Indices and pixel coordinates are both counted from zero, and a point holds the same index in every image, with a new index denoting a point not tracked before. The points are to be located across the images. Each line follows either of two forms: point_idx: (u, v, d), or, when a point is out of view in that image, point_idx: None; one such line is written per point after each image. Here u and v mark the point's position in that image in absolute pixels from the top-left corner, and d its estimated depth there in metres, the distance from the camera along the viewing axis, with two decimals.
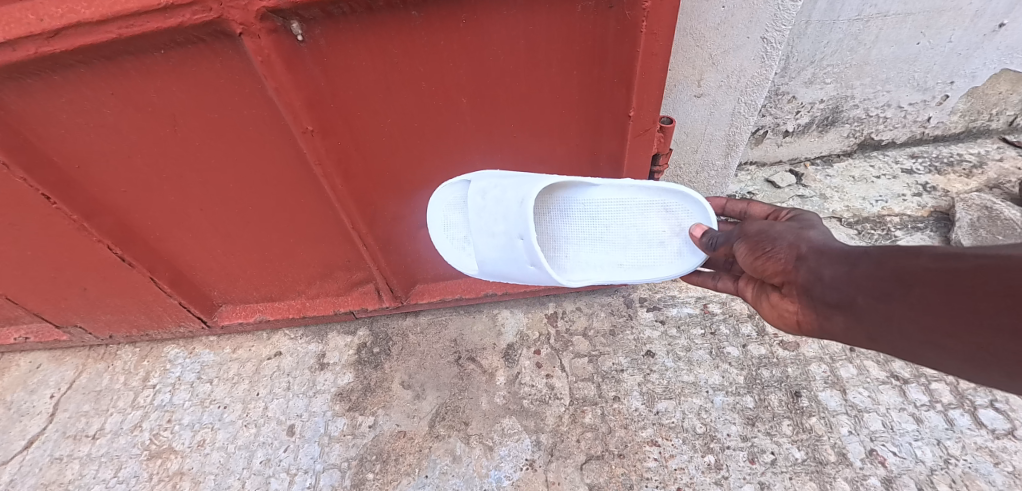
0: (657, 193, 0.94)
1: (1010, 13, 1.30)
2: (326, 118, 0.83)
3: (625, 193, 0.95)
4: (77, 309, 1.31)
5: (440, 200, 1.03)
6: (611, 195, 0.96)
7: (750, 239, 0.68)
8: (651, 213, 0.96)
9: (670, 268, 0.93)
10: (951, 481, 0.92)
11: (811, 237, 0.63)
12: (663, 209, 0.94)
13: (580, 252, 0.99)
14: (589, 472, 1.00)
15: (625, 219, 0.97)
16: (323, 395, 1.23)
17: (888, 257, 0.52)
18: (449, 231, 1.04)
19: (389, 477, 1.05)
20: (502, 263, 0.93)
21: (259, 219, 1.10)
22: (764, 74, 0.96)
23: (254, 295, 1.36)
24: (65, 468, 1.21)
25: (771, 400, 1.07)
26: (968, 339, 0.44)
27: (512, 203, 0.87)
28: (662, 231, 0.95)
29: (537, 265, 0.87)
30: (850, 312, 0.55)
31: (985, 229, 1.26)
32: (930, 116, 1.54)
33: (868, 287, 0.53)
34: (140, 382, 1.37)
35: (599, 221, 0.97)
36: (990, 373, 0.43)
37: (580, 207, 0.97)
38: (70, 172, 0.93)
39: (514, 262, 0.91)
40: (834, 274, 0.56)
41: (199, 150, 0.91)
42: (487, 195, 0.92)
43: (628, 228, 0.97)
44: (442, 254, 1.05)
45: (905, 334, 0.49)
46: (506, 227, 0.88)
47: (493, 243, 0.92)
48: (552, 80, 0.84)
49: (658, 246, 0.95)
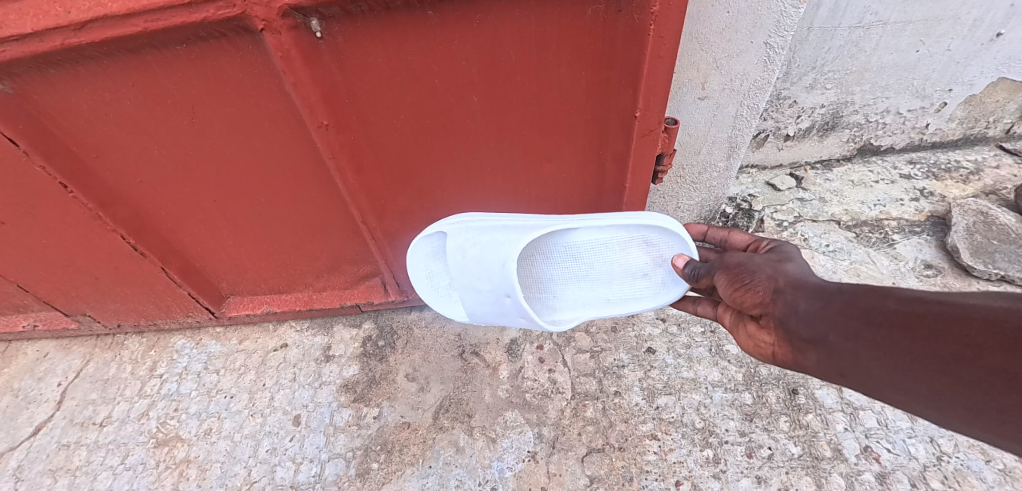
0: (637, 230, 0.97)
1: (1008, 23, 1.32)
2: (341, 113, 0.85)
3: (606, 233, 0.98)
4: (88, 297, 1.34)
5: (418, 253, 1.11)
6: (594, 235, 0.98)
7: (731, 270, 0.76)
8: (633, 247, 0.99)
9: (654, 300, 0.99)
10: (943, 478, 0.94)
11: (787, 270, 0.69)
12: (644, 244, 0.98)
13: (567, 291, 1.04)
14: (590, 464, 1.03)
15: (609, 256, 1.00)
16: (328, 386, 1.25)
17: (857, 297, 0.58)
18: (432, 279, 1.13)
19: (392, 467, 1.07)
20: (491, 314, 0.98)
21: (270, 212, 1.12)
22: (766, 78, 0.98)
23: (262, 287, 1.39)
24: (73, 455, 1.22)
25: (769, 397, 1.09)
26: (929, 383, 0.48)
27: (495, 265, 0.91)
28: (644, 264, 0.99)
29: (530, 318, 0.93)
30: (823, 347, 0.60)
31: (980, 234, 1.29)
32: (928, 123, 1.57)
33: (840, 326, 0.57)
34: (147, 371, 1.39)
35: (583, 260, 1.01)
36: (946, 415, 0.47)
37: (564, 250, 1.00)
38: (87, 161, 0.95)
39: (506, 315, 0.96)
40: (807, 307, 0.62)
41: (214, 141, 0.93)
42: (465, 252, 0.96)
43: (612, 264, 1.01)
44: (429, 302, 1.14)
45: (873, 374, 0.54)
46: (492, 287, 0.92)
47: (480, 299, 0.97)
48: (561, 80, 0.86)
49: (642, 278, 1.00)
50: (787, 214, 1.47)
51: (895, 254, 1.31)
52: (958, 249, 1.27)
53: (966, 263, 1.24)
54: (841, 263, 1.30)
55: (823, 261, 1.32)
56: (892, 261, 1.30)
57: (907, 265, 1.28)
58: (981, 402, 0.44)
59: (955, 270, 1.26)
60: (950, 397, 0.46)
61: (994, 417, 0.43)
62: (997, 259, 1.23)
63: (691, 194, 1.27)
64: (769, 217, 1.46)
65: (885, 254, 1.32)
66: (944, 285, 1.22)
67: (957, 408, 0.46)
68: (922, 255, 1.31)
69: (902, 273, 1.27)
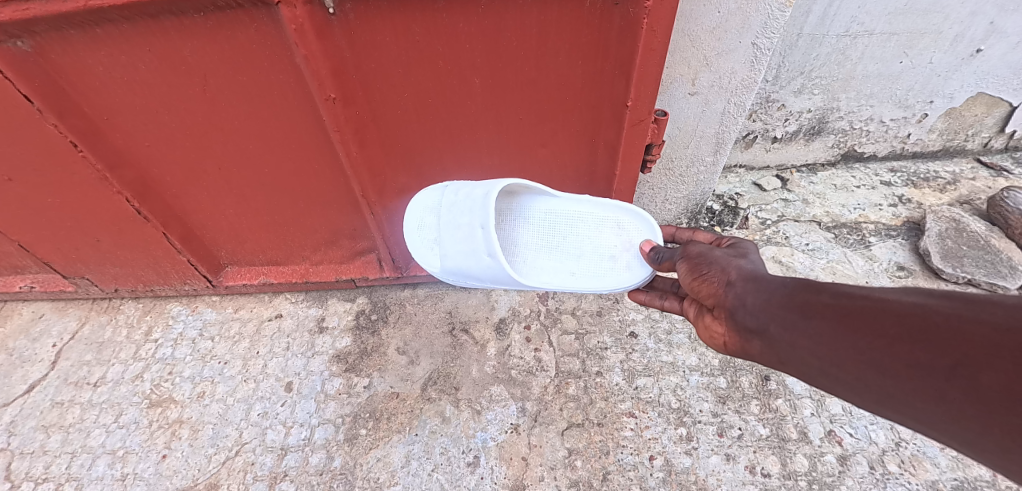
0: (611, 210, 1.06)
1: (987, 40, 1.39)
2: (346, 86, 0.89)
3: (583, 207, 1.07)
4: (89, 259, 1.37)
5: (419, 203, 1.11)
6: (570, 207, 1.08)
7: (691, 260, 0.78)
8: (606, 228, 1.07)
9: (619, 281, 1.01)
10: (900, 462, 1.00)
11: (740, 264, 0.70)
12: (616, 226, 1.06)
13: (537, 257, 1.07)
14: (570, 438, 1.07)
15: (581, 231, 1.07)
16: (321, 356, 1.29)
17: (794, 290, 0.59)
18: (421, 231, 1.08)
19: (381, 433, 1.12)
20: (464, 257, 0.98)
21: (273, 182, 1.15)
22: (752, 77, 1.04)
23: (260, 258, 1.42)
24: (66, 412, 1.25)
25: (742, 381, 1.15)
26: (852, 370, 0.48)
27: (480, 197, 0.96)
28: (613, 247, 1.05)
29: (493, 256, 0.92)
30: (764, 338, 0.60)
31: (951, 240, 1.35)
32: (909, 132, 1.64)
33: (779, 317, 0.57)
34: (142, 335, 1.41)
35: (557, 230, 1.07)
36: (863, 399, 0.48)
37: (539, 214, 1.08)
38: (98, 123, 0.99)
39: (473, 255, 0.95)
40: (756, 300, 0.62)
41: (224, 109, 0.96)
42: (457, 196, 1.03)
43: (583, 240, 1.07)
44: (412, 252, 1.08)
45: (804, 361, 0.54)
46: (472, 218, 0.95)
47: (457, 236, 0.98)
48: (559, 68, 0.90)
49: (610, 259, 1.04)
50: (771, 213, 1.53)
51: (870, 255, 1.38)
52: (929, 252, 1.33)
53: (936, 266, 1.31)
54: (819, 261, 1.37)
55: (801, 259, 1.38)
56: (866, 262, 1.36)
57: (881, 266, 1.35)
58: (892, 386, 0.44)
59: (925, 272, 1.33)
60: (868, 383, 0.47)
61: (904, 402, 0.44)
62: (965, 263, 1.30)
63: (678, 188, 1.32)
64: (754, 215, 1.52)
65: (860, 255, 1.38)
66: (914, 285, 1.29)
67: (872, 393, 0.47)
68: (895, 257, 1.37)
69: (875, 272, 1.33)
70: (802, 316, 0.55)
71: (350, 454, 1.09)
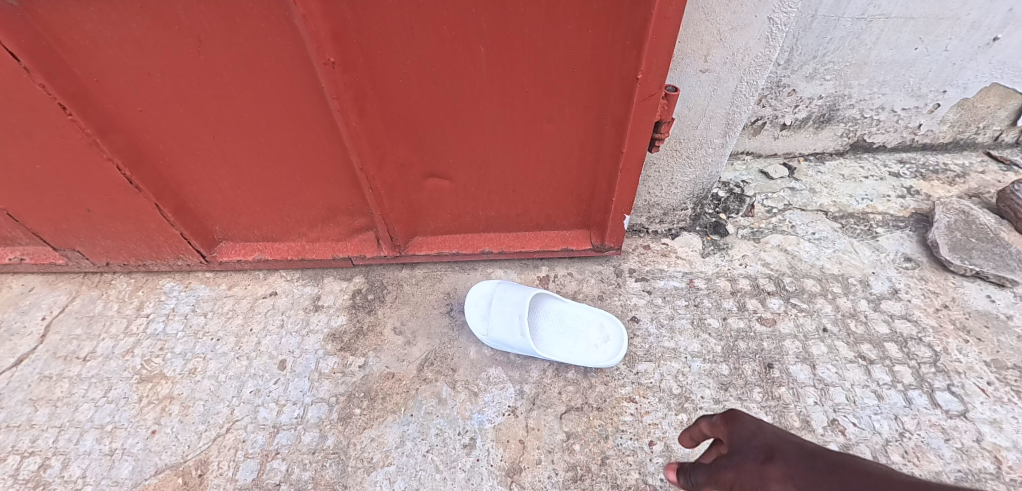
0: (598, 315, 1.23)
1: (1005, 28, 1.36)
2: (347, 51, 0.85)
3: (579, 312, 1.24)
4: (80, 231, 1.33)
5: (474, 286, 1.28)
6: (569, 308, 1.25)
7: None
8: (595, 327, 1.21)
9: (604, 359, 1.14)
10: (904, 452, 0.97)
11: None
12: (602, 328, 1.21)
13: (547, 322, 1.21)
14: (568, 421, 1.05)
15: (579, 315, 1.23)
16: (316, 334, 1.27)
17: (766, 441, 0.51)
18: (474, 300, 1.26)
19: (375, 413, 1.09)
20: (504, 332, 1.14)
21: (270, 154, 1.12)
22: (766, 54, 1.00)
23: (255, 234, 1.39)
24: (54, 386, 1.22)
25: (745, 369, 1.12)
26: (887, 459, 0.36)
27: (516, 315, 1.14)
28: (596, 338, 1.18)
29: (525, 337, 1.10)
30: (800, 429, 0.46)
31: (960, 232, 1.33)
32: (920, 123, 1.61)
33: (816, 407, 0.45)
34: (133, 310, 1.39)
35: (561, 324, 1.22)
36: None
37: (548, 312, 1.24)
38: (89, 85, 0.95)
39: (511, 328, 1.13)
40: (724, 460, 0.54)
41: (221, 74, 0.93)
42: (502, 305, 1.19)
43: (583, 319, 1.22)
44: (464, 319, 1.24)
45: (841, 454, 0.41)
46: (512, 317, 1.13)
47: (503, 316, 1.16)
48: (568, 36, 0.87)
49: (598, 343, 1.17)
50: (777, 202, 1.52)
51: (877, 246, 1.37)
52: (936, 244, 1.32)
53: (943, 258, 1.29)
54: (825, 250, 1.37)
55: (808, 248, 1.38)
56: (873, 252, 1.36)
57: (888, 256, 1.35)
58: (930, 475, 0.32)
59: (933, 264, 1.32)
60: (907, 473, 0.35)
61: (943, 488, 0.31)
62: (973, 255, 1.27)
63: (685, 171, 1.29)
64: (760, 203, 1.52)
65: (868, 245, 1.38)
66: (921, 277, 1.29)
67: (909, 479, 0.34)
68: (903, 248, 1.37)
69: (882, 263, 1.33)
70: (763, 461, 0.48)
71: (344, 433, 1.06)
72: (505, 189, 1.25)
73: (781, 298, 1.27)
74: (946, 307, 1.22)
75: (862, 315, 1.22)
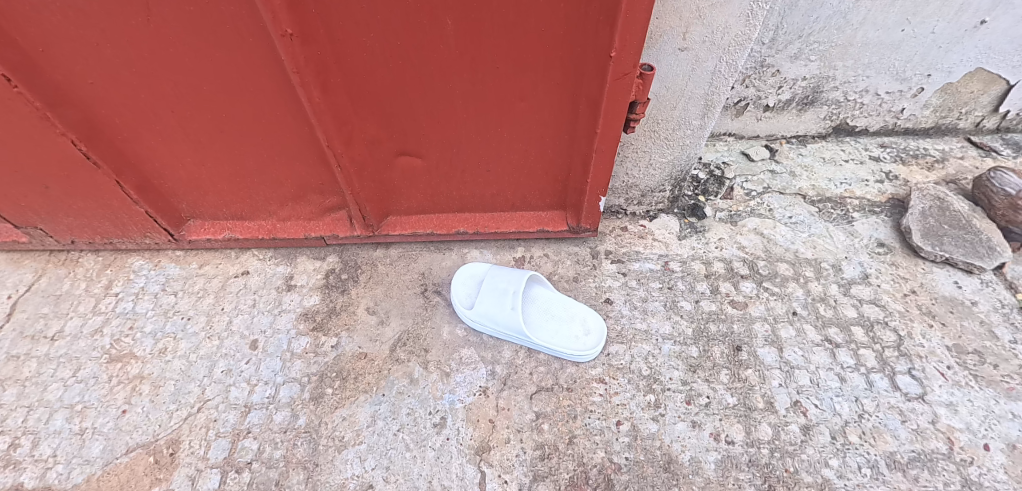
0: (585, 310, 1.21)
1: (993, 11, 1.33)
2: (305, 21, 0.80)
3: (568, 304, 1.23)
4: (40, 209, 1.29)
5: (467, 268, 1.31)
6: (559, 297, 1.25)
7: None
8: (579, 322, 1.19)
9: (581, 350, 1.12)
10: (862, 432, 1.00)
11: None
12: (586, 324, 1.18)
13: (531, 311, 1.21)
14: (538, 401, 1.07)
15: (566, 307, 1.22)
16: (288, 314, 1.26)
17: None
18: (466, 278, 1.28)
19: (347, 393, 1.10)
20: (491, 305, 1.16)
21: (233, 129, 1.08)
22: (747, 33, 0.97)
23: (224, 212, 1.36)
24: (21, 366, 1.20)
25: (714, 352, 1.14)
26: None
27: (511, 288, 1.16)
28: (577, 330, 1.16)
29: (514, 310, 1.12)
30: None
31: (934, 218, 1.33)
32: (903, 107, 1.60)
33: None
34: (102, 289, 1.36)
35: (547, 312, 1.21)
36: None
37: (538, 298, 1.25)
38: (33, 56, 0.89)
39: (500, 299, 1.15)
40: None
41: (174, 44, 0.88)
42: (495, 279, 1.21)
43: (568, 311, 1.21)
44: (453, 290, 1.26)
45: None
46: (509, 287, 1.16)
47: (493, 291, 1.18)
48: (541, 12, 0.83)
49: (580, 336, 1.15)
50: (757, 185, 1.52)
51: (852, 231, 1.38)
52: (910, 230, 1.33)
53: (915, 244, 1.31)
54: (801, 235, 1.38)
55: (783, 232, 1.39)
56: (848, 237, 1.37)
57: (862, 241, 1.36)
58: None
59: (904, 250, 1.33)
60: None
61: None
62: (944, 242, 1.29)
63: (663, 152, 1.27)
64: (739, 186, 1.51)
65: (842, 230, 1.39)
66: (891, 262, 1.30)
67: None
68: (876, 234, 1.38)
69: (855, 248, 1.34)
70: None
71: (315, 412, 1.07)
72: (480, 169, 1.23)
73: (753, 281, 1.28)
74: (914, 292, 1.24)
75: (832, 300, 1.23)
